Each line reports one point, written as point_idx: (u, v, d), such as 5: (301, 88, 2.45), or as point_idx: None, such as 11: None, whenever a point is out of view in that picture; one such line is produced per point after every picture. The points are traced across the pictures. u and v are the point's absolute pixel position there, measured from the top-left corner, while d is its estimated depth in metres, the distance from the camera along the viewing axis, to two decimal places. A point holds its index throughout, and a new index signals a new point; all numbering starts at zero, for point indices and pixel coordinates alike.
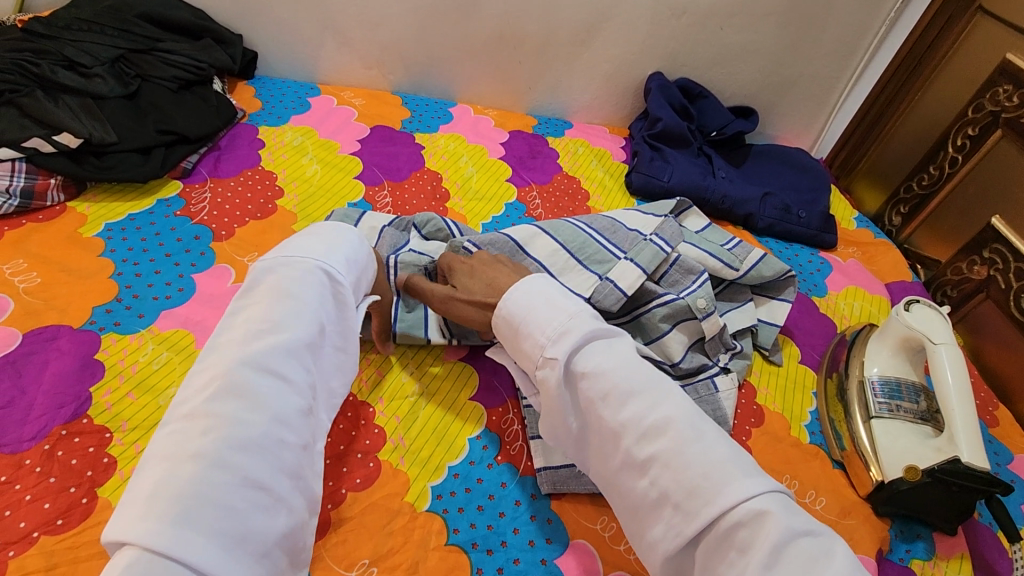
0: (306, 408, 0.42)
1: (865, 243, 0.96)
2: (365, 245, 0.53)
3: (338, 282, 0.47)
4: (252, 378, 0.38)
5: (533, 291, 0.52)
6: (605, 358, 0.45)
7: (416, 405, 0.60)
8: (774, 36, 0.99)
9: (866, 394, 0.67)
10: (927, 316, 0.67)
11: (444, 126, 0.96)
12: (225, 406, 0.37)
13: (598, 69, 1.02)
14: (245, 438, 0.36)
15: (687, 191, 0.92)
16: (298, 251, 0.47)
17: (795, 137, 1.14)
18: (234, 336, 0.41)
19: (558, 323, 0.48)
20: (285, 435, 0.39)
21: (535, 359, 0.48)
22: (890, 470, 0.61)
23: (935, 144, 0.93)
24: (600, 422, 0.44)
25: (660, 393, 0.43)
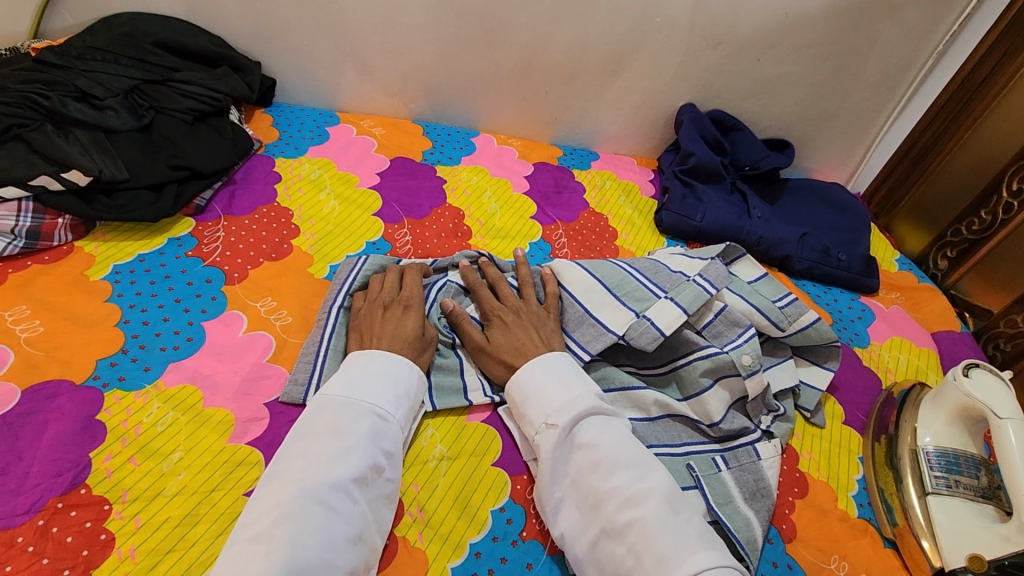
0: (356, 535, 0.46)
1: (909, 287, 0.91)
2: (415, 369, 0.57)
3: (388, 419, 0.52)
4: (305, 508, 0.44)
5: (546, 363, 0.58)
6: (600, 433, 0.53)
7: (437, 471, 0.56)
8: (813, 69, 0.94)
9: (921, 466, 0.63)
10: (988, 383, 0.62)
11: (466, 158, 0.92)
12: (281, 532, 0.42)
13: (627, 100, 0.98)
14: (303, 564, 0.41)
15: (721, 232, 0.87)
16: (355, 390, 0.52)
17: (831, 171, 1.09)
18: (294, 467, 0.47)
19: (563, 397, 0.55)
20: (334, 561, 0.43)
21: (535, 425, 0.55)
22: (952, 557, 0.56)
23: (987, 188, 0.89)
24: (588, 488, 0.50)
25: (646, 469, 0.50)
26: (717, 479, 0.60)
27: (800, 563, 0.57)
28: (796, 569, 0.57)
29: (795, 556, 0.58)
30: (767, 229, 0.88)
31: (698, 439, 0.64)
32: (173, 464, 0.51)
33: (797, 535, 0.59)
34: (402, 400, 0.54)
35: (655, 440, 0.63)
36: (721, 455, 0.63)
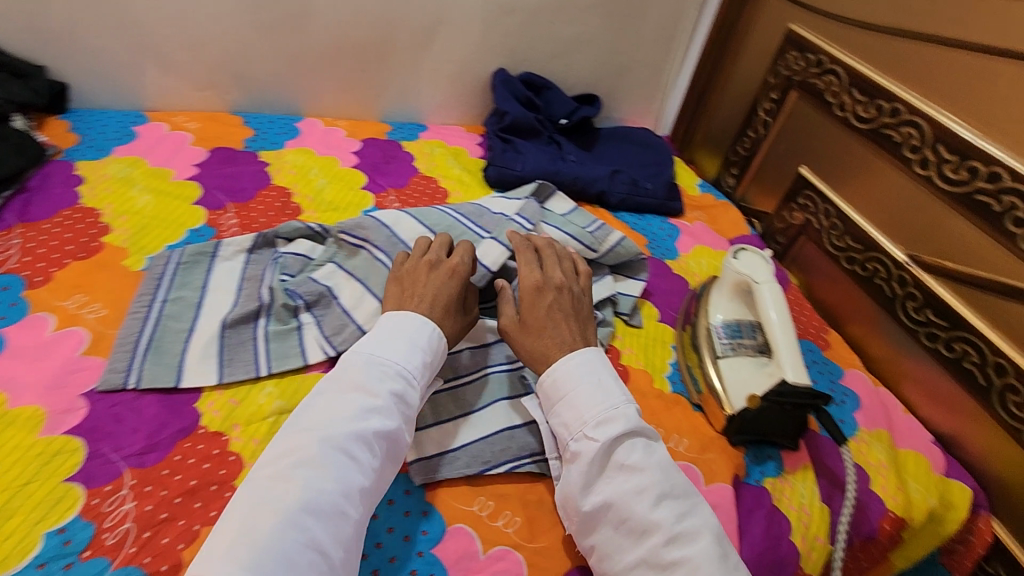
0: (369, 487, 0.49)
1: (708, 205, 1.05)
2: (444, 341, 0.60)
3: (412, 382, 0.56)
4: (326, 455, 0.48)
5: (585, 369, 0.58)
6: (640, 455, 0.53)
7: (277, 424, 0.58)
8: (601, 27, 1.06)
9: (712, 339, 0.73)
10: (750, 260, 0.75)
11: (290, 142, 0.93)
12: (297, 474, 0.47)
13: (442, 71, 1.04)
14: (316, 504, 0.46)
15: (541, 177, 0.95)
16: (386, 351, 0.56)
17: (640, 118, 1.23)
18: (317, 417, 0.51)
19: (605, 409, 0.55)
20: (346, 509, 0.47)
21: (570, 429, 0.56)
22: (737, 402, 0.67)
23: (749, 111, 1.03)
24: (626, 514, 0.50)
25: (693, 504, 0.51)
26: None
27: None
28: None
29: None
30: (581, 170, 0.98)
31: None
32: None
33: None
34: (428, 363, 0.58)
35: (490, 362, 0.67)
36: None
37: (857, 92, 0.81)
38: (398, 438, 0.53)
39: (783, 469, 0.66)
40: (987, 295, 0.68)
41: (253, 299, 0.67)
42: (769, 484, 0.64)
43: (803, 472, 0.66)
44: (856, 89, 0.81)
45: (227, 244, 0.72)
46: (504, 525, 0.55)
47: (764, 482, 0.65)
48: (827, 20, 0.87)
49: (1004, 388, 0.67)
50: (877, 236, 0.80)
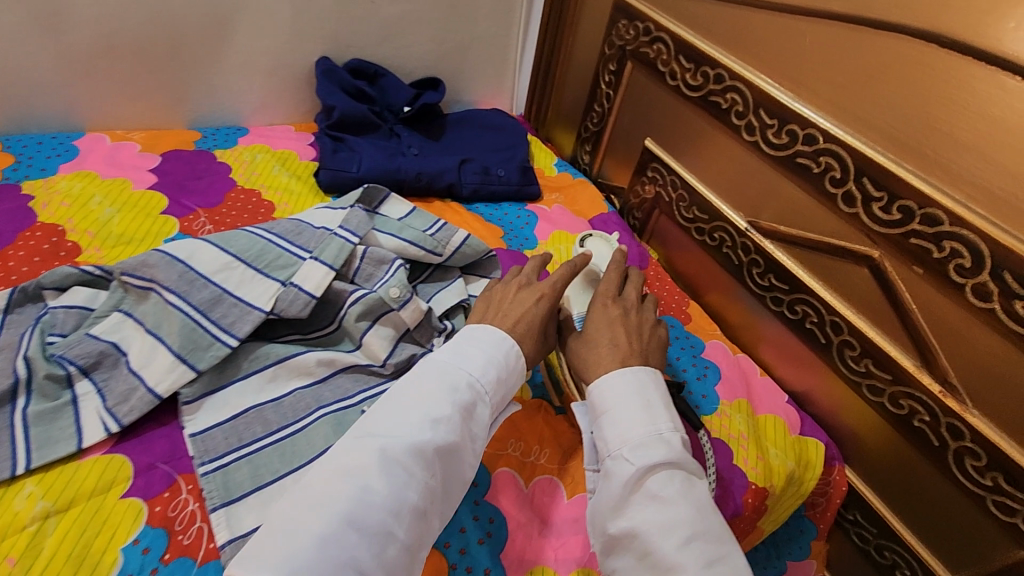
0: (420, 509, 0.44)
1: (566, 186, 1.01)
2: (521, 360, 0.55)
3: (480, 393, 0.50)
4: (384, 467, 0.43)
5: (644, 387, 0.52)
6: (674, 490, 0.46)
7: (41, 533, 0.48)
8: (428, 4, 0.97)
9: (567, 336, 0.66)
10: (597, 246, 0.73)
11: (65, 166, 0.78)
12: (336, 488, 0.42)
13: (253, 65, 0.91)
14: (360, 520, 0.41)
15: (379, 177, 0.87)
16: (462, 359, 0.51)
17: (492, 98, 1.16)
18: (380, 423, 0.46)
19: (647, 434, 0.48)
20: (394, 531, 0.42)
21: (608, 446, 0.50)
22: None
23: (592, 84, 0.99)
24: (650, 550, 0.44)
25: (728, 552, 0.44)
26: None
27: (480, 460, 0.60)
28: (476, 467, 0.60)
29: None
30: (425, 163, 0.90)
31: (372, 382, 0.62)
32: None
33: None
34: (503, 378, 0.52)
35: (328, 398, 0.59)
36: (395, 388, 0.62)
37: (683, 59, 0.79)
38: (459, 455, 0.47)
39: None
40: (818, 255, 0.68)
41: (5, 374, 0.53)
42: None
43: None
44: (683, 57, 0.79)
45: None
46: None
47: None
48: None
49: (840, 344, 0.68)
50: (720, 205, 0.79)
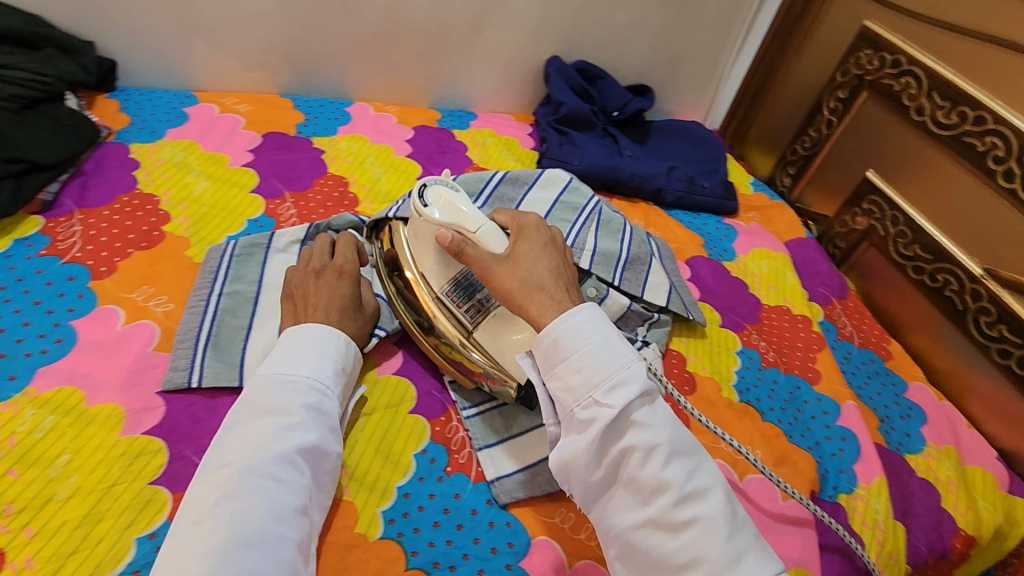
0: (301, 507, 0.46)
1: (763, 206, 1.03)
2: (352, 344, 0.57)
3: (327, 392, 0.52)
4: (250, 485, 0.44)
5: (590, 323, 0.51)
6: (652, 416, 0.48)
7: (354, 428, 0.57)
8: (658, 14, 1.01)
9: (448, 310, 0.60)
10: (445, 202, 0.59)
11: (343, 128, 0.90)
12: (225, 510, 0.42)
13: (495, 57, 1.00)
14: (248, 536, 0.42)
15: (597, 173, 0.93)
16: (289, 369, 0.51)
17: (689, 111, 1.19)
18: (232, 447, 0.46)
19: (616, 371, 0.48)
20: (283, 533, 0.43)
21: (578, 395, 0.49)
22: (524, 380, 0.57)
23: (812, 108, 1.01)
24: (640, 478, 0.46)
25: (700, 461, 0.48)
26: None
27: None
28: None
29: None
30: (638, 165, 0.95)
31: None
32: (61, 467, 0.48)
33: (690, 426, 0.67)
34: (339, 372, 0.54)
35: None
36: None
37: (937, 96, 0.79)
38: (326, 449, 0.49)
39: (856, 485, 0.65)
40: None
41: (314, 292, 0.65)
42: (843, 501, 0.64)
43: (878, 487, 0.65)
44: (937, 94, 0.79)
45: (277, 236, 0.69)
46: (586, 538, 0.54)
47: (838, 498, 0.64)
48: (907, 18, 0.85)
49: None
50: (950, 248, 0.78)
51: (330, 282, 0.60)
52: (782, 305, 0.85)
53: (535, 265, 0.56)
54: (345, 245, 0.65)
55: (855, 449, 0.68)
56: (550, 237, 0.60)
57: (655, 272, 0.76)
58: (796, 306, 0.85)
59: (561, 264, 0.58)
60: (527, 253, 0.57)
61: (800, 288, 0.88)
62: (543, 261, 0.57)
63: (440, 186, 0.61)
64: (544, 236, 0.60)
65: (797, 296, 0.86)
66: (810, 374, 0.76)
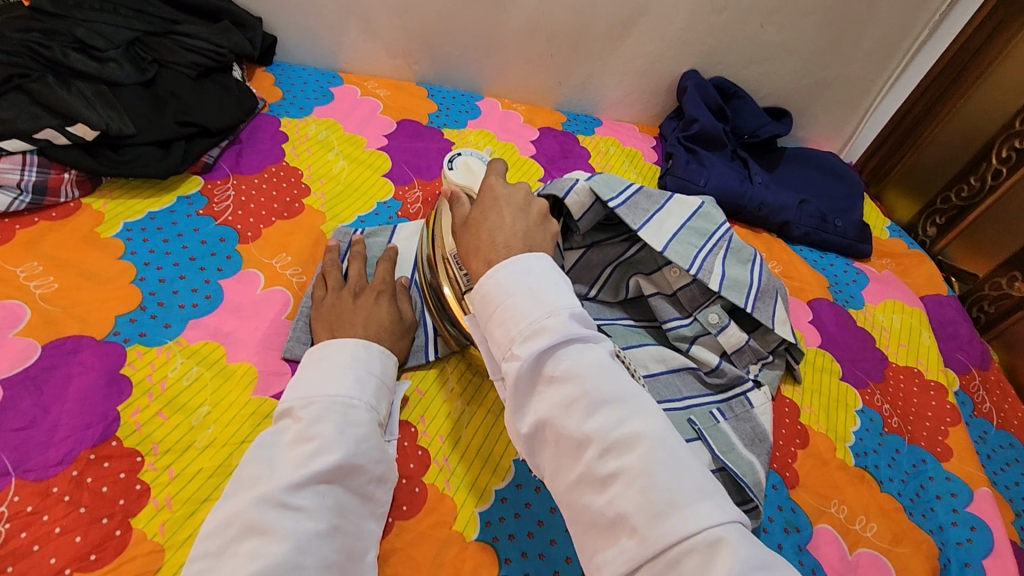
0: (329, 530, 0.42)
1: (899, 254, 0.95)
2: (379, 349, 0.54)
3: (354, 404, 0.49)
4: (269, 516, 0.41)
5: (521, 270, 0.43)
6: (580, 362, 0.40)
7: (459, 423, 0.58)
8: (814, 37, 0.95)
9: (452, 284, 0.57)
10: (467, 168, 0.71)
11: (472, 122, 0.91)
12: (248, 547, 0.40)
13: (631, 65, 0.98)
14: (267, 574, 0.38)
15: (723, 197, 0.88)
16: (313, 387, 0.49)
17: (824, 140, 1.11)
18: (250, 479, 0.44)
19: (535, 321, 0.41)
20: (305, 562, 0.40)
21: (499, 348, 0.42)
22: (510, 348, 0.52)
23: (977, 154, 0.97)
24: (561, 432, 0.38)
25: (635, 406, 0.39)
26: (719, 430, 0.63)
27: (803, 507, 0.61)
28: (799, 513, 0.61)
29: (797, 501, 0.62)
30: (768, 194, 0.90)
31: (699, 391, 0.66)
32: (201, 417, 0.52)
33: (800, 482, 0.63)
34: (368, 382, 0.51)
35: (658, 396, 0.64)
36: (719, 406, 0.66)
37: None
38: (358, 464, 0.46)
39: None
40: None
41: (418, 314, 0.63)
42: None
43: None
44: None
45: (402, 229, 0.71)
46: None
47: None
48: None
49: None
50: None
51: (367, 304, 0.58)
52: (912, 367, 0.78)
53: (483, 225, 0.50)
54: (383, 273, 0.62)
55: (986, 542, 0.62)
56: (526, 202, 0.53)
57: (781, 309, 0.71)
58: (930, 370, 0.78)
59: (525, 226, 0.50)
60: (479, 215, 0.51)
61: (936, 351, 0.80)
62: (502, 221, 0.50)
63: (470, 158, 0.73)
64: (520, 201, 0.53)
65: (931, 360, 0.79)
66: (938, 449, 0.70)
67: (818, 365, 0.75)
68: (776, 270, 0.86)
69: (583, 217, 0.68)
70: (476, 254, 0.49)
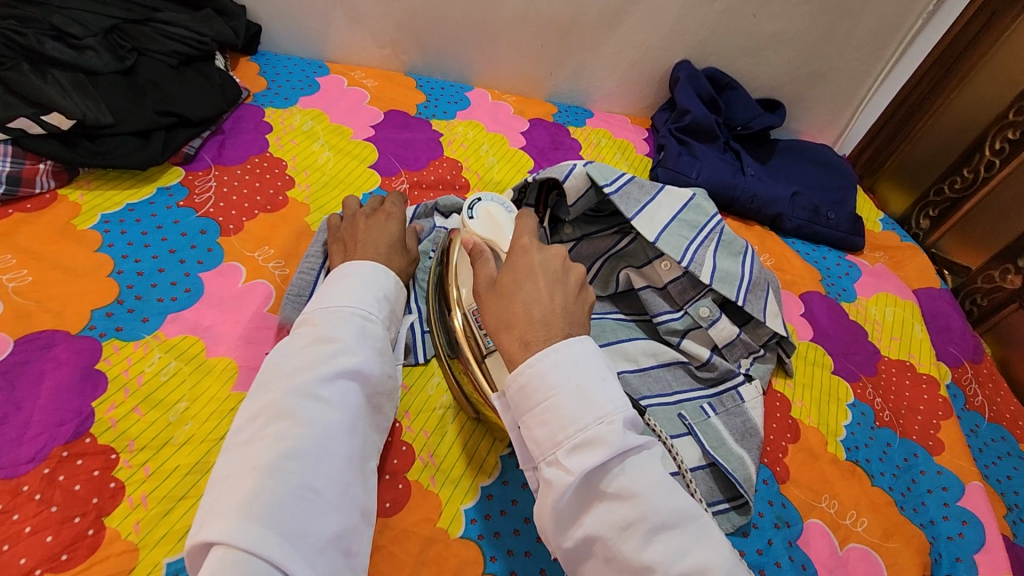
0: (351, 426, 0.45)
1: (892, 247, 0.95)
2: (392, 275, 0.55)
3: (372, 318, 0.50)
4: (297, 405, 0.43)
5: (567, 367, 0.43)
6: (635, 478, 0.40)
7: (444, 418, 0.57)
8: (807, 27, 0.94)
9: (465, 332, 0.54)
10: (490, 219, 0.59)
11: (461, 113, 0.90)
12: (274, 429, 0.42)
13: (623, 55, 0.96)
14: (295, 452, 0.41)
15: (715, 190, 0.87)
16: (333, 298, 0.50)
17: (818, 132, 1.10)
18: (277, 375, 0.45)
19: (582, 429, 0.41)
20: (329, 450, 0.43)
21: (542, 450, 0.42)
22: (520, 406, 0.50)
23: (970, 145, 0.96)
24: (616, 553, 0.39)
25: (693, 529, 0.40)
26: (708, 425, 0.62)
27: (793, 503, 0.61)
28: (790, 508, 0.60)
29: (788, 496, 0.61)
30: (760, 187, 0.89)
31: (690, 385, 0.66)
32: (179, 413, 0.50)
33: (790, 476, 0.63)
34: (384, 299, 0.52)
35: (647, 391, 0.63)
36: (710, 400, 0.65)
37: None
38: (375, 373, 0.48)
39: None
40: None
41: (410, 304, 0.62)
42: None
43: None
44: None
45: None
46: None
47: None
48: None
49: None
50: None
51: (378, 222, 0.60)
52: (904, 360, 0.78)
53: (515, 297, 0.48)
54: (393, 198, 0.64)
55: (977, 537, 0.61)
56: (563, 269, 0.51)
57: (773, 303, 0.70)
58: (922, 364, 0.77)
59: (563, 301, 0.49)
60: (511, 283, 0.49)
61: (928, 345, 0.80)
62: (539, 295, 0.48)
63: (494, 203, 0.61)
64: (557, 267, 0.51)
65: (923, 354, 0.79)
66: (930, 443, 0.69)
67: (810, 359, 0.74)
68: (768, 263, 0.85)
69: (576, 203, 0.68)
70: (507, 328, 0.48)
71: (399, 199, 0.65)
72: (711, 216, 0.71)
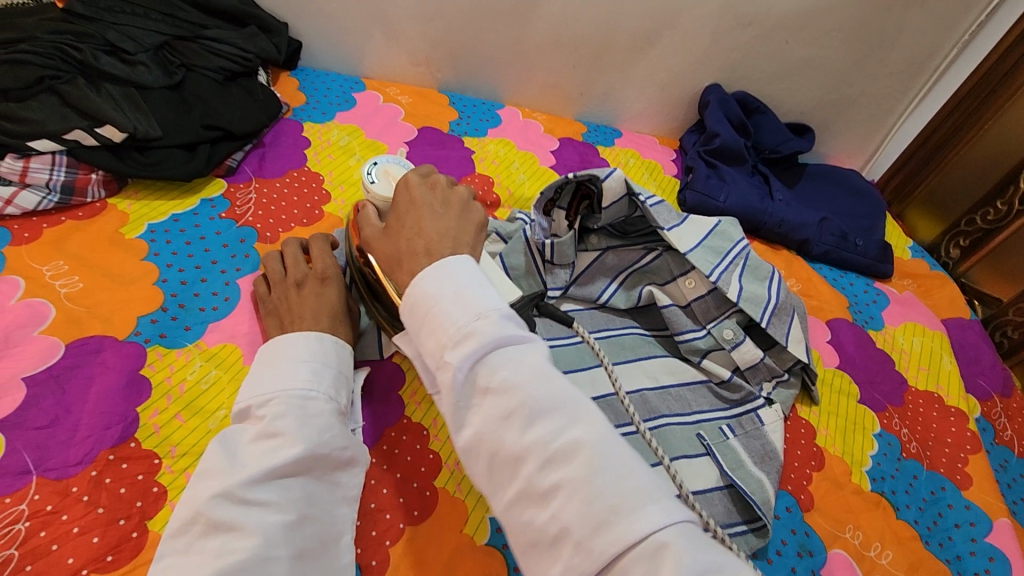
0: (299, 519, 0.43)
1: (921, 275, 0.94)
2: (332, 338, 0.54)
3: (314, 397, 0.49)
4: (235, 513, 0.41)
5: (448, 278, 0.42)
6: (513, 368, 0.38)
7: None
8: (840, 53, 0.94)
9: None
10: (389, 177, 0.61)
11: (492, 130, 0.91)
12: (216, 542, 0.40)
13: (654, 77, 0.97)
14: (238, 562, 0.38)
15: (743, 213, 0.87)
16: (270, 385, 0.49)
17: (846, 157, 1.10)
18: (210, 478, 0.43)
19: (462, 328, 0.39)
20: (275, 554, 0.40)
21: (431, 359, 0.40)
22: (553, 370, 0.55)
23: (1005, 177, 0.96)
24: (496, 443, 0.36)
25: (569, 411, 0.37)
26: (729, 447, 0.62)
27: (817, 532, 0.60)
28: (814, 537, 0.60)
29: (812, 525, 0.61)
30: (788, 211, 0.89)
31: (713, 406, 0.66)
32: (219, 421, 0.52)
33: (815, 505, 0.62)
34: (325, 370, 0.51)
35: (668, 410, 0.64)
36: (729, 422, 0.65)
37: None
38: (322, 453, 0.46)
39: None
40: None
41: None
42: None
43: None
44: None
45: None
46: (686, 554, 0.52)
47: None
48: None
49: None
50: None
51: (313, 291, 0.57)
52: (932, 392, 0.77)
53: (409, 233, 0.49)
54: (319, 251, 0.61)
55: (1005, 574, 0.61)
56: (444, 197, 0.52)
57: (797, 328, 0.70)
58: (951, 396, 0.77)
59: (450, 225, 0.50)
60: (404, 225, 0.50)
61: (957, 377, 0.79)
62: (420, 224, 0.49)
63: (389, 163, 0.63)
64: (438, 198, 0.52)
65: (952, 386, 0.78)
66: (958, 477, 0.68)
67: (836, 387, 0.74)
68: (794, 287, 0.85)
69: (609, 208, 0.68)
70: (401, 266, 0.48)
71: (324, 241, 0.63)
72: (739, 241, 0.72)
